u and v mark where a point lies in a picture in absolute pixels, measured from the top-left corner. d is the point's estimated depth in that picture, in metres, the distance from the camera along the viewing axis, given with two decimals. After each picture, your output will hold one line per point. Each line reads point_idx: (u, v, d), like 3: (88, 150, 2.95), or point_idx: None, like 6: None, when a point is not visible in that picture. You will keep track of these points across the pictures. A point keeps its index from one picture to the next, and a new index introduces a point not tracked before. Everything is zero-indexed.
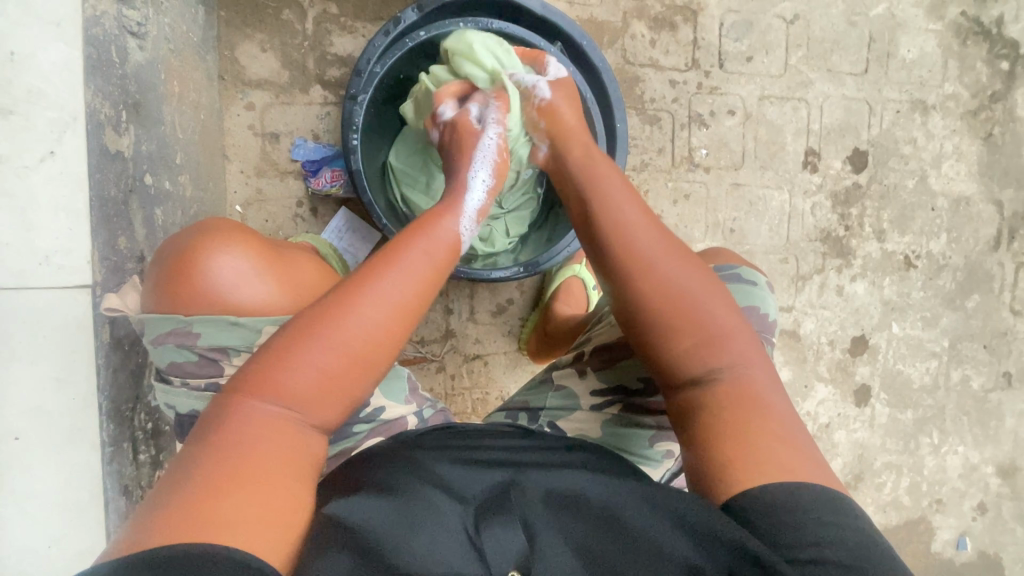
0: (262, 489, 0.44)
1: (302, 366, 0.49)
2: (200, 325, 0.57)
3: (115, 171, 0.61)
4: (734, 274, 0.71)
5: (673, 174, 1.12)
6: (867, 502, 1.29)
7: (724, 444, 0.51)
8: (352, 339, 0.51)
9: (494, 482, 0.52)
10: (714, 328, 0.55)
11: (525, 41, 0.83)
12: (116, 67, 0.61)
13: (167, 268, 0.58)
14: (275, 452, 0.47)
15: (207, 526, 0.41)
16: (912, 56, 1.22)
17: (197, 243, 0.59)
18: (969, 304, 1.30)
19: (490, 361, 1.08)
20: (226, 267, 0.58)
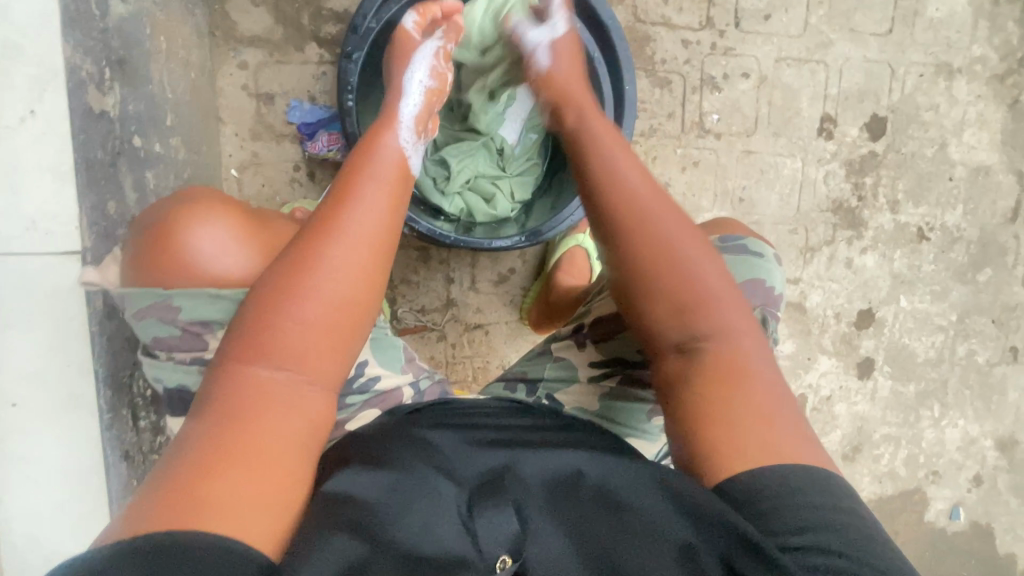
0: (258, 465, 0.45)
1: (284, 327, 0.49)
2: (180, 299, 0.53)
3: (101, 133, 0.58)
4: (738, 244, 0.68)
5: (683, 141, 1.08)
6: (864, 473, 1.30)
7: (707, 416, 0.50)
8: (331, 293, 0.51)
9: (490, 463, 0.50)
10: (705, 292, 0.55)
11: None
12: (98, 21, 0.58)
13: (145, 240, 0.54)
14: (267, 422, 0.47)
15: (202, 502, 0.41)
16: (940, 15, 1.15)
17: (176, 213, 0.55)
18: (980, 278, 1.27)
19: (492, 331, 1.07)
20: (206, 238, 0.54)
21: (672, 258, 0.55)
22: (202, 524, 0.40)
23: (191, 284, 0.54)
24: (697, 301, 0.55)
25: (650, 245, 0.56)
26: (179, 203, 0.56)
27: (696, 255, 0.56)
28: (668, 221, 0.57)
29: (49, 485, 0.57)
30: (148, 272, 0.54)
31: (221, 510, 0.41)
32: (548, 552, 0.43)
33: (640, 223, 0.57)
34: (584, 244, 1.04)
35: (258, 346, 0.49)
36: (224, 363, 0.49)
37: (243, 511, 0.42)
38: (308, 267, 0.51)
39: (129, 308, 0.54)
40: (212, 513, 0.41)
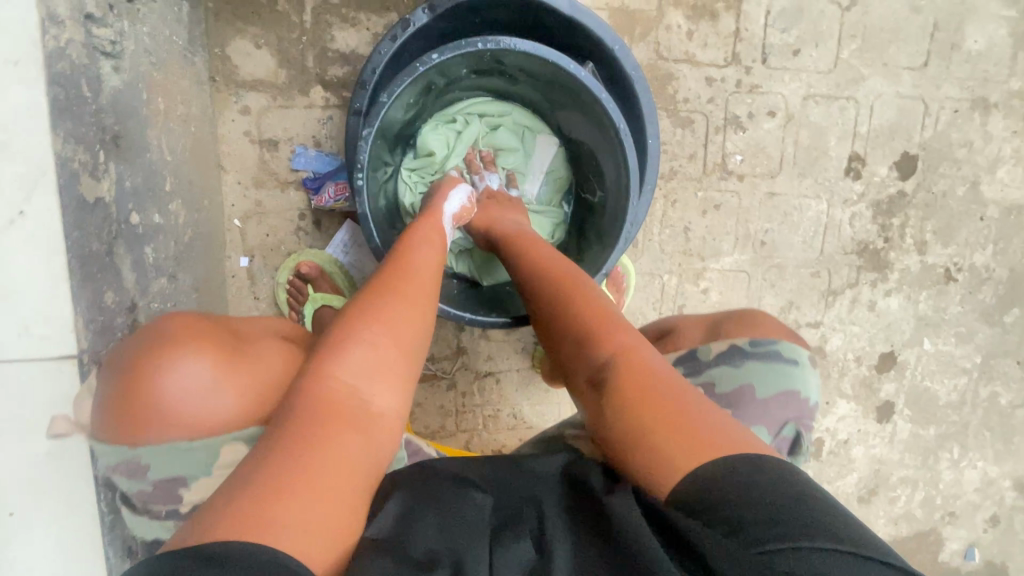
0: (323, 482, 0.44)
1: (347, 353, 0.52)
2: (149, 457, 0.50)
3: (95, 222, 0.55)
4: (777, 352, 0.64)
5: (704, 183, 1.03)
6: (879, 515, 1.28)
7: (642, 425, 0.49)
8: (397, 328, 0.55)
9: (515, 492, 0.53)
10: (598, 314, 0.60)
11: (554, 65, 0.69)
12: (89, 102, 0.54)
13: (112, 385, 0.50)
14: (336, 447, 0.47)
15: (265, 521, 0.40)
16: (978, 47, 1.09)
17: (146, 358, 0.49)
18: (1007, 319, 1.23)
19: (503, 378, 1.05)
20: (181, 376, 0.49)
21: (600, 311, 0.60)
22: (267, 542, 0.39)
23: (164, 438, 0.50)
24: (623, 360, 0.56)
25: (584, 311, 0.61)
26: (145, 342, 0.51)
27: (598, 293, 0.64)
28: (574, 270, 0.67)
29: None
30: (115, 427, 0.49)
31: (285, 528, 0.40)
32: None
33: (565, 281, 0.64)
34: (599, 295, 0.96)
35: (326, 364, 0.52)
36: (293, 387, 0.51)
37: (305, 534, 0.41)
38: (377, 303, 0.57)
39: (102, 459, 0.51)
40: (278, 531, 0.40)
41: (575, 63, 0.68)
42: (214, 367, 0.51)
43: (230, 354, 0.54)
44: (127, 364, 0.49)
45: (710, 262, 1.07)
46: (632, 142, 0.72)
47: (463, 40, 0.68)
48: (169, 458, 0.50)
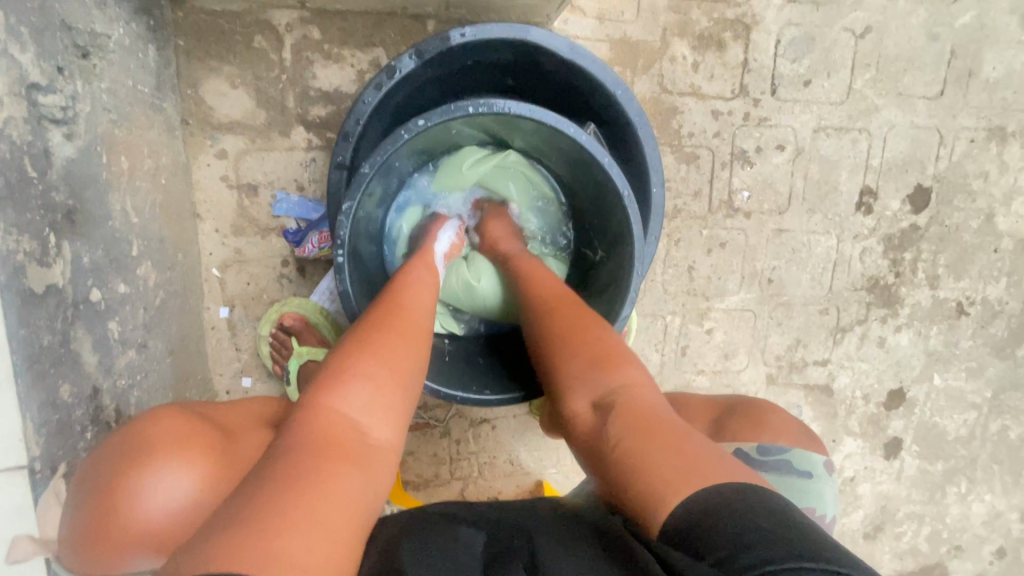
0: (325, 516, 0.41)
1: (351, 383, 0.50)
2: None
3: (45, 313, 0.49)
4: (788, 462, 0.65)
5: (709, 221, 0.98)
6: (885, 551, 1.25)
7: (642, 460, 0.49)
8: (400, 358, 0.54)
9: (503, 536, 0.53)
10: (609, 348, 0.60)
11: (549, 127, 0.64)
12: (35, 181, 0.48)
13: (86, 507, 0.49)
14: (339, 481, 0.44)
15: (265, 551, 0.37)
16: (997, 74, 1.04)
17: (129, 478, 0.49)
18: (1019, 352, 1.19)
19: (498, 425, 1.00)
20: (159, 499, 0.49)
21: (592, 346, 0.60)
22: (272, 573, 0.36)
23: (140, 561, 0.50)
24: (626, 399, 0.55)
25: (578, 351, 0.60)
26: (127, 457, 0.50)
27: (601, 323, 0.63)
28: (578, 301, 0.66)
29: None
30: (89, 549, 0.49)
31: (283, 559, 0.37)
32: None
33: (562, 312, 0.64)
34: None
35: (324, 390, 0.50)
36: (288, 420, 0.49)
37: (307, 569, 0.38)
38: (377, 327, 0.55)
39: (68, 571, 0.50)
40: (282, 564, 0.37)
41: (575, 126, 0.64)
42: (196, 485, 0.51)
43: (216, 464, 0.53)
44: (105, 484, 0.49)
45: (714, 302, 1.02)
46: (636, 207, 0.68)
47: (452, 103, 0.62)
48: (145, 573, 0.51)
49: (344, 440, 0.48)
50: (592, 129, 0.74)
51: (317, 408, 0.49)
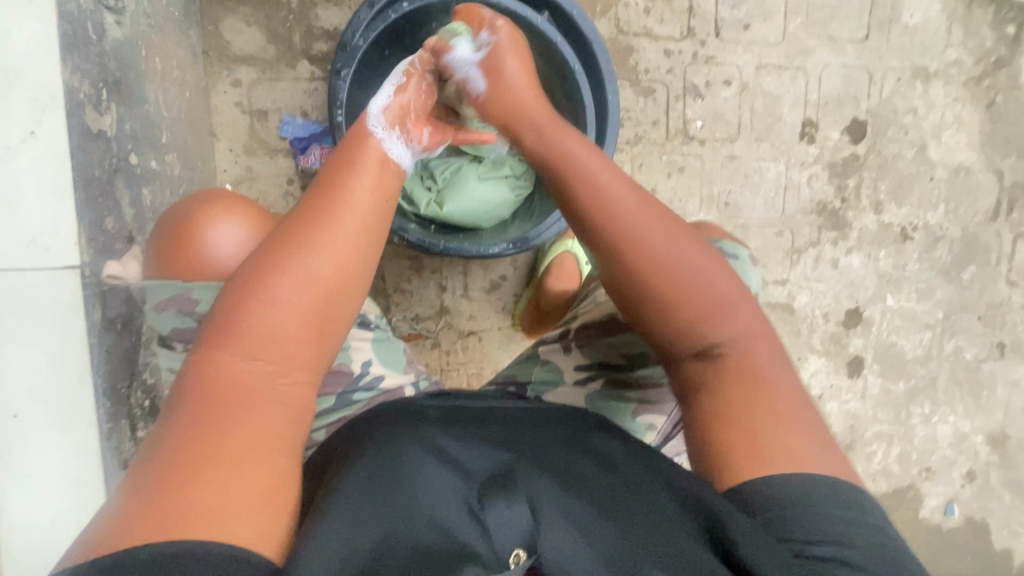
0: (243, 464, 0.43)
1: (259, 319, 0.48)
2: (198, 291, 0.61)
3: (97, 151, 0.60)
4: (717, 247, 0.75)
5: (668, 147, 1.11)
6: (857, 471, 1.31)
7: (723, 428, 0.51)
8: (310, 289, 0.49)
9: (498, 459, 0.51)
10: (709, 299, 0.54)
11: (509, 13, 0.80)
12: (93, 45, 0.60)
13: (165, 237, 0.65)
14: (251, 424, 0.45)
15: (188, 515, 0.39)
16: (915, 21, 1.19)
17: (196, 212, 0.66)
18: (965, 276, 1.29)
19: (484, 337, 1.09)
20: (221, 235, 0.64)
21: (656, 252, 0.54)
22: (204, 537, 0.38)
23: (208, 278, 0.63)
24: (692, 295, 0.54)
25: (641, 243, 0.54)
26: (195, 203, 0.67)
27: (697, 266, 0.54)
28: (649, 225, 0.55)
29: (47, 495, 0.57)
30: (172, 265, 0.63)
31: (214, 516, 0.40)
32: (564, 546, 0.44)
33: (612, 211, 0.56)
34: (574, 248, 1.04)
35: (230, 340, 0.47)
36: (194, 363, 0.47)
37: (240, 519, 0.40)
38: (288, 264, 0.49)
39: (151, 300, 0.61)
40: (213, 527, 0.39)
41: (530, 11, 0.79)
42: (247, 226, 0.66)
43: (258, 220, 0.68)
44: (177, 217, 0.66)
45: None
46: (584, 81, 0.83)
47: None
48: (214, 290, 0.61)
49: (256, 390, 0.46)
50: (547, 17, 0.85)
51: (219, 361, 0.46)
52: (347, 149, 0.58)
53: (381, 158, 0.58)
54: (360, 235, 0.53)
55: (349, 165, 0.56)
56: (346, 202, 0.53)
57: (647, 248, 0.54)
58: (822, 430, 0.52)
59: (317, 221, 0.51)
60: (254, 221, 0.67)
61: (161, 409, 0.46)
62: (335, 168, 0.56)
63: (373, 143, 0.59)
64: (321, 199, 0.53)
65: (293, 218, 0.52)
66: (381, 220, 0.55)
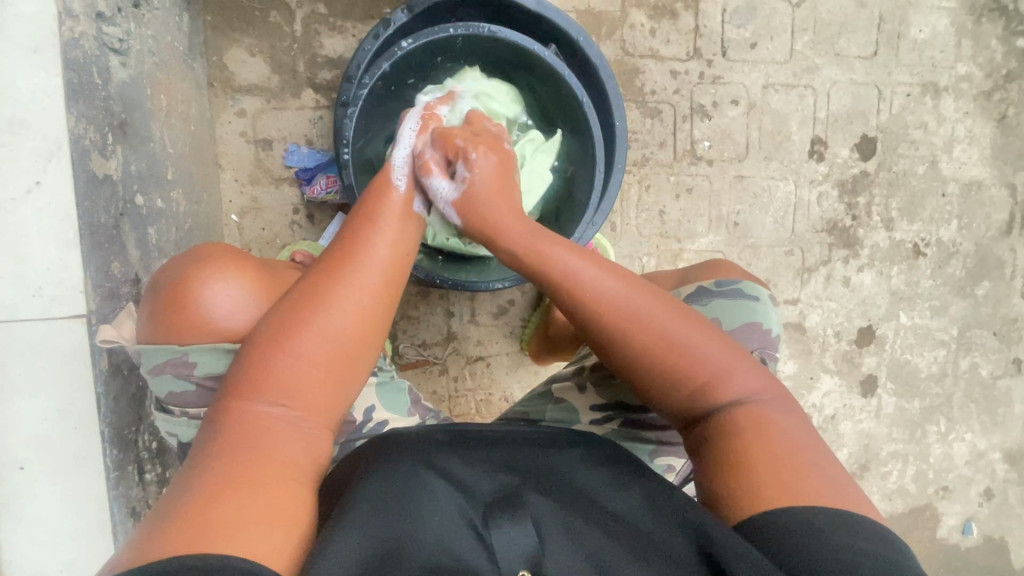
0: (259, 488, 0.45)
1: (280, 360, 0.50)
2: (195, 355, 0.58)
3: (104, 197, 0.60)
4: (734, 289, 0.75)
5: (675, 168, 1.10)
6: (873, 491, 1.29)
7: (729, 469, 0.51)
8: (326, 329, 0.52)
9: (504, 483, 0.52)
10: (711, 368, 0.55)
11: (517, 46, 0.78)
12: (99, 89, 0.60)
13: (158, 297, 0.58)
14: (270, 454, 0.48)
15: (208, 528, 0.41)
16: (923, 36, 1.17)
17: (192, 270, 0.59)
18: (979, 291, 1.26)
19: (492, 362, 1.08)
20: (219, 294, 0.58)
21: (655, 330, 0.56)
22: (222, 545, 0.40)
23: (206, 340, 0.58)
24: (691, 366, 0.55)
25: (651, 349, 0.55)
26: (192, 259, 0.61)
27: (688, 336, 0.56)
28: (654, 309, 0.56)
29: (56, 545, 0.57)
30: (164, 328, 0.58)
31: (232, 529, 0.42)
32: (568, 566, 0.46)
33: (619, 322, 0.56)
34: None
35: (259, 383, 0.50)
36: (225, 400, 0.50)
37: (256, 529, 0.42)
38: (308, 312, 0.52)
39: (144, 363, 0.59)
40: (231, 534, 0.41)
41: (536, 42, 0.78)
42: (246, 284, 0.60)
43: (260, 276, 0.62)
44: (173, 278, 0.58)
45: (686, 244, 1.12)
46: (593, 113, 0.81)
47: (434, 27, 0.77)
48: (216, 357, 0.58)
49: (279, 433, 0.49)
50: (555, 50, 0.85)
51: (241, 401, 0.50)
52: (371, 207, 0.61)
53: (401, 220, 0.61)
54: (379, 292, 0.55)
55: (370, 223, 0.59)
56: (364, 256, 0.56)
57: (656, 332, 0.56)
58: (831, 472, 0.51)
59: (334, 273, 0.54)
60: (253, 276, 0.61)
61: (196, 436, 0.50)
62: (360, 225, 0.59)
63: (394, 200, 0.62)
64: (342, 253, 0.56)
65: (316, 269, 0.56)
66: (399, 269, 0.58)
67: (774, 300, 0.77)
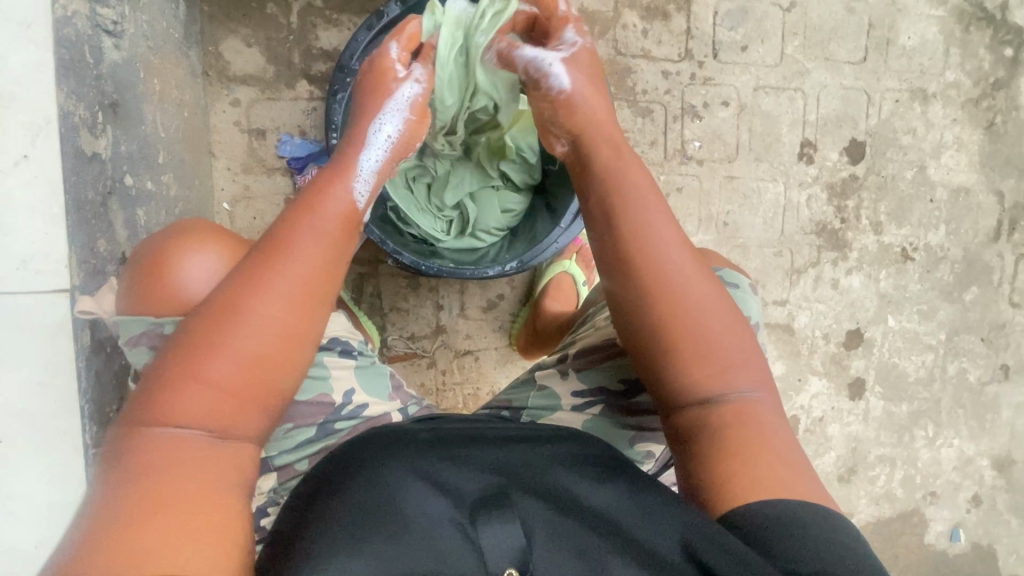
0: (184, 507, 0.44)
1: (198, 376, 0.47)
2: (169, 324, 0.56)
3: (91, 174, 0.61)
4: (718, 278, 0.73)
5: (666, 167, 1.11)
6: (860, 495, 1.28)
7: (719, 461, 0.52)
8: (248, 339, 0.48)
9: (488, 482, 0.52)
10: (726, 355, 0.55)
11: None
12: (90, 68, 0.61)
13: (138, 271, 0.59)
14: (192, 471, 0.46)
15: (130, 555, 0.41)
16: (912, 43, 1.19)
17: (170, 244, 0.60)
18: (967, 297, 1.27)
19: (481, 357, 1.08)
20: (196, 266, 0.59)
21: (689, 303, 0.55)
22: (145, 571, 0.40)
23: (178, 311, 0.57)
24: (708, 350, 0.55)
25: (678, 328, 0.54)
26: (172, 235, 0.61)
27: (720, 323, 0.55)
28: (694, 284, 0.55)
29: (34, 522, 0.56)
30: (141, 300, 0.57)
31: (152, 559, 0.41)
32: (555, 563, 0.46)
33: (667, 284, 0.55)
34: (571, 270, 1.06)
35: (171, 398, 0.47)
36: (131, 421, 0.47)
37: (183, 555, 0.42)
38: (225, 325, 0.48)
39: (121, 335, 0.57)
40: (154, 562, 0.41)
41: None
42: (224, 258, 0.61)
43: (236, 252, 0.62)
44: (151, 252, 0.59)
45: None
46: None
47: None
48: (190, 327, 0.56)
49: (197, 455, 0.46)
50: None
51: (154, 413, 0.46)
52: (306, 204, 0.54)
53: (338, 217, 0.54)
54: (306, 300, 0.51)
55: (299, 221, 0.53)
56: (286, 262, 0.51)
57: (686, 301, 0.55)
58: (807, 468, 0.54)
59: (252, 286, 0.49)
60: (231, 252, 0.61)
61: (101, 457, 0.47)
62: (286, 222, 0.53)
63: (333, 190, 0.55)
64: (264, 259, 0.51)
65: (236, 272, 0.51)
66: (330, 266, 0.53)
67: (755, 290, 0.77)
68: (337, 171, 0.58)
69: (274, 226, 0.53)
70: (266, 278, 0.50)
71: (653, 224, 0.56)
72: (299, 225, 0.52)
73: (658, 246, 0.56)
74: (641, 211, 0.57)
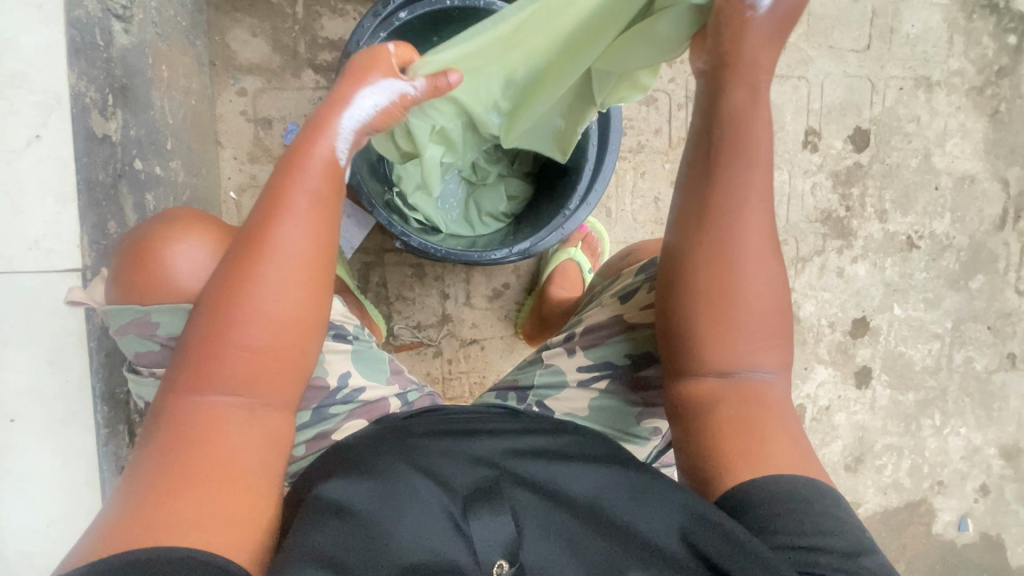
0: (220, 480, 0.45)
1: (226, 346, 0.48)
2: (159, 315, 0.57)
3: (102, 156, 0.61)
4: None
5: (671, 155, 1.12)
6: (868, 484, 1.28)
7: (727, 434, 0.52)
8: (268, 308, 0.49)
9: (482, 473, 0.50)
10: (745, 346, 0.54)
11: None
12: (100, 51, 0.62)
13: (124, 258, 0.58)
14: (231, 444, 0.47)
15: (167, 525, 0.42)
16: (916, 31, 1.19)
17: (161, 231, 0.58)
18: (973, 285, 1.27)
19: (487, 345, 1.08)
20: (182, 256, 0.58)
21: (742, 268, 0.53)
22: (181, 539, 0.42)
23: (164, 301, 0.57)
24: (735, 334, 0.54)
25: (721, 292, 0.53)
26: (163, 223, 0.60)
27: (757, 317, 0.54)
28: (757, 269, 0.54)
29: (45, 498, 0.58)
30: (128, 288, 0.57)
31: (187, 526, 0.42)
32: (546, 554, 0.45)
33: (734, 248, 0.53)
34: (577, 257, 1.06)
35: (203, 376, 0.48)
36: (170, 392, 0.49)
37: (221, 523, 0.44)
38: (240, 295, 0.48)
39: (111, 323, 0.57)
40: (191, 532, 0.42)
41: None
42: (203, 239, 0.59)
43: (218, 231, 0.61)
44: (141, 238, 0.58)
45: None
46: None
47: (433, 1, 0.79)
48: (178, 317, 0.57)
49: (233, 422, 0.48)
50: None
51: (189, 392, 0.48)
52: (298, 159, 0.51)
53: (326, 169, 0.51)
54: (315, 259, 0.51)
55: (292, 176, 0.51)
56: (288, 224, 0.50)
57: (739, 274, 0.53)
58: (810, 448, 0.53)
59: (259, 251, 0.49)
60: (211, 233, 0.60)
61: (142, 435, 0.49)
62: (274, 183, 0.51)
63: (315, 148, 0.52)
64: (267, 217, 0.50)
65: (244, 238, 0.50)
66: (329, 233, 0.52)
67: None
68: (314, 123, 0.52)
69: (273, 185, 0.51)
70: (271, 241, 0.49)
71: (750, 181, 0.53)
72: (296, 184, 0.50)
73: (750, 212, 0.53)
74: (742, 171, 0.52)
